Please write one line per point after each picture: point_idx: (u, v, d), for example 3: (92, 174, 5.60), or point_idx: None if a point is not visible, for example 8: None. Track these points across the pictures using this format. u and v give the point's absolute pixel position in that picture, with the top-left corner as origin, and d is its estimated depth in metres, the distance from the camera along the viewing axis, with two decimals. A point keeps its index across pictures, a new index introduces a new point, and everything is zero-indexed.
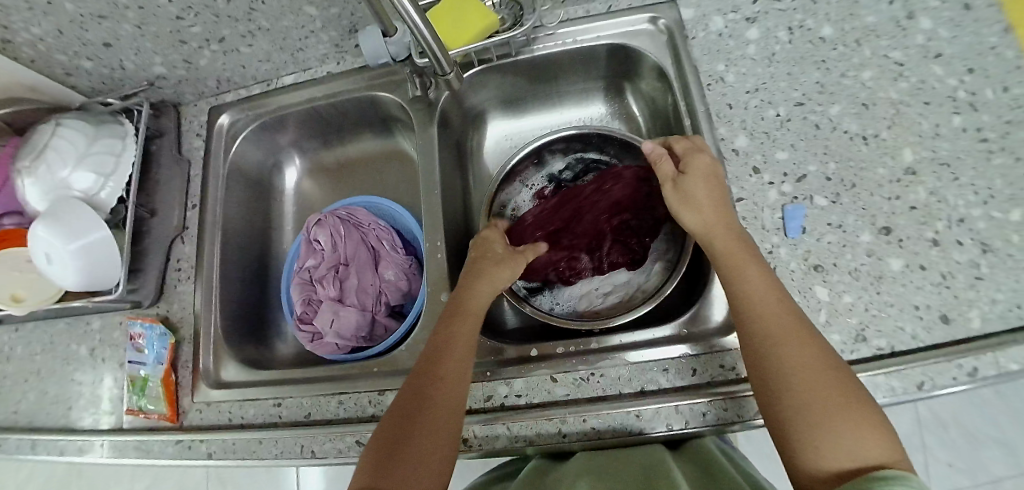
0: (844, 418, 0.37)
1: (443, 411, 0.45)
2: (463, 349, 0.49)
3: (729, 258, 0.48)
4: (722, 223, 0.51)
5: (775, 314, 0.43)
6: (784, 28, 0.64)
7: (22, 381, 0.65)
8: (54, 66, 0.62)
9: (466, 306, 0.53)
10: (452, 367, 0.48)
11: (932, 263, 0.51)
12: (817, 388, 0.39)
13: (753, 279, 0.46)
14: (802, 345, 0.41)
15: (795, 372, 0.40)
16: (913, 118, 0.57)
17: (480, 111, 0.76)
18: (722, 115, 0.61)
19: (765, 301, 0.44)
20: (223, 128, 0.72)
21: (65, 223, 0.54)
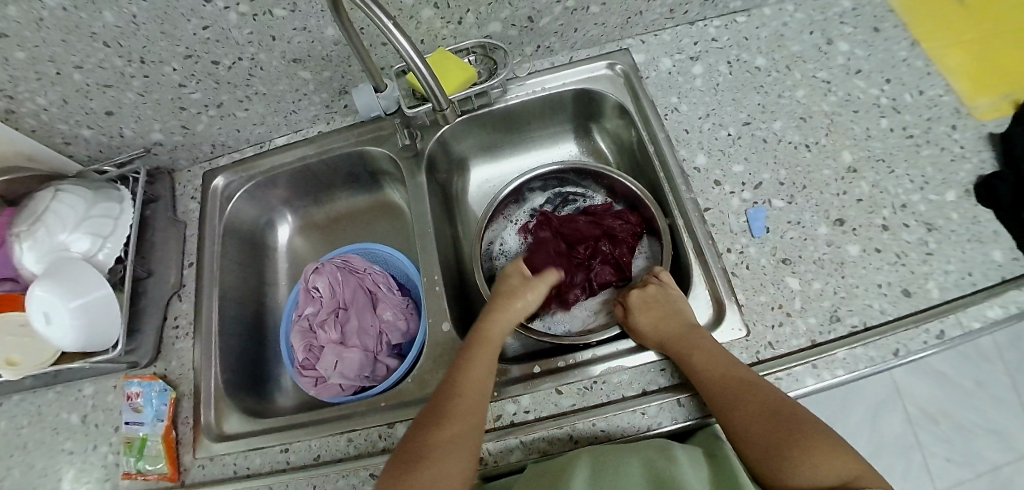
0: (804, 452, 0.40)
1: (467, 425, 0.48)
2: (484, 370, 0.53)
3: (678, 347, 0.51)
4: (667, 322, 0.54)
5: (722, 379, 0.47)
6: (724, 63, 0.72)
7: (5, 457, 0.62)
8: (55, 134, 0.64)
9: (488, 332, 0.57)
10: (474, 384, 0.51)
11: (886, 245, 0.56)
12: (776, 434, 0.42)
13: (698, 353, 0.50)
14: (755, 403, 0.44)
15: (753, 431, 0.43)
16: (846, 125, 0.65)
17: (462, 158, 0.82)
18: (681, 139, 0.67)
19: (710, 370, 0.48)
20: (218, 190, 0.75)
21: (66, 282, 0.55)
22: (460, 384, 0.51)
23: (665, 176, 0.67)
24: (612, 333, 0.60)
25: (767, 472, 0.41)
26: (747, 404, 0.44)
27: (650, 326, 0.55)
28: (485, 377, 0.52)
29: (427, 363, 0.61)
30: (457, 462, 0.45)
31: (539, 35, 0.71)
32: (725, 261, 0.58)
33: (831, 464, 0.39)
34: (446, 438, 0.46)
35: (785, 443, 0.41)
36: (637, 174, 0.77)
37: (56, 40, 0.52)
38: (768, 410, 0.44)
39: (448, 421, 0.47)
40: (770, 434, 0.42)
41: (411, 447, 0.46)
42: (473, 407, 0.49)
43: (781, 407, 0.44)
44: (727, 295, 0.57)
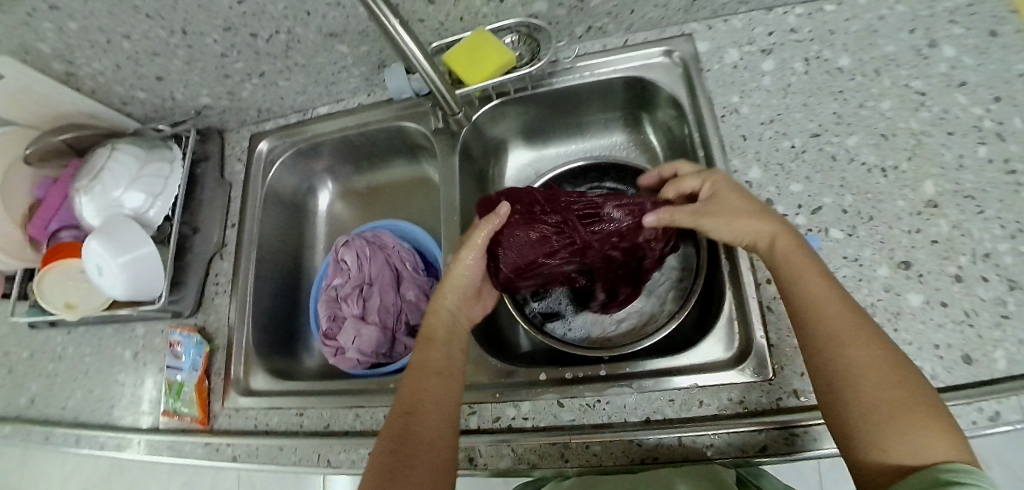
0: (908, 420, 0.37)
1: (430, 441, 0.46)
2: (442, 381, 0.51)
3: (788, 269, 0.47)
4: (763, 235, 0.49)
5: (844, 320, 0.43)
6: (801, 59, 0.64)
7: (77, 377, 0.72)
8: (112, 96, 0.71)
9: (435, 335, 0.55)
10: (433, 399, 0.49)
11: (955, 299, 0.50)
12: (887, 392, 0.39)
13: (820, 284, 0.45)
14: (872, 351, 0.41)
15: (856, 379, 0.40)
16: (936, 149, 0.56)
17: (501, 140, 0.78)
18: (735, 147, 0.61)
19: (832, 308, 0.44)
20: (262, 155, 0.78)
21: (117, 239, 0.61)
22: (419, 401, 0.49)
23: None
24: (640, 347, 0.56)
25: (859, 427, 0.39)
26: (858, 352, 0.41)
27: (721, 227, 0.52)
28: (444, 386, 0.51)
29: None
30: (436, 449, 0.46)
31: (589, 16, 0.65)
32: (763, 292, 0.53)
33: (936, 440, 0.36)
34: (421, 447, 0.46)
35: (896, 403, 0.38)
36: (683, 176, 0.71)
37: (102, 11, 0.54)
38: (886, 364, 0.40)
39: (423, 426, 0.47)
40: (883, 389, 0.39)
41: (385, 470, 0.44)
42: (435, 423, 0.48)
43: (899, 365, 0.40)
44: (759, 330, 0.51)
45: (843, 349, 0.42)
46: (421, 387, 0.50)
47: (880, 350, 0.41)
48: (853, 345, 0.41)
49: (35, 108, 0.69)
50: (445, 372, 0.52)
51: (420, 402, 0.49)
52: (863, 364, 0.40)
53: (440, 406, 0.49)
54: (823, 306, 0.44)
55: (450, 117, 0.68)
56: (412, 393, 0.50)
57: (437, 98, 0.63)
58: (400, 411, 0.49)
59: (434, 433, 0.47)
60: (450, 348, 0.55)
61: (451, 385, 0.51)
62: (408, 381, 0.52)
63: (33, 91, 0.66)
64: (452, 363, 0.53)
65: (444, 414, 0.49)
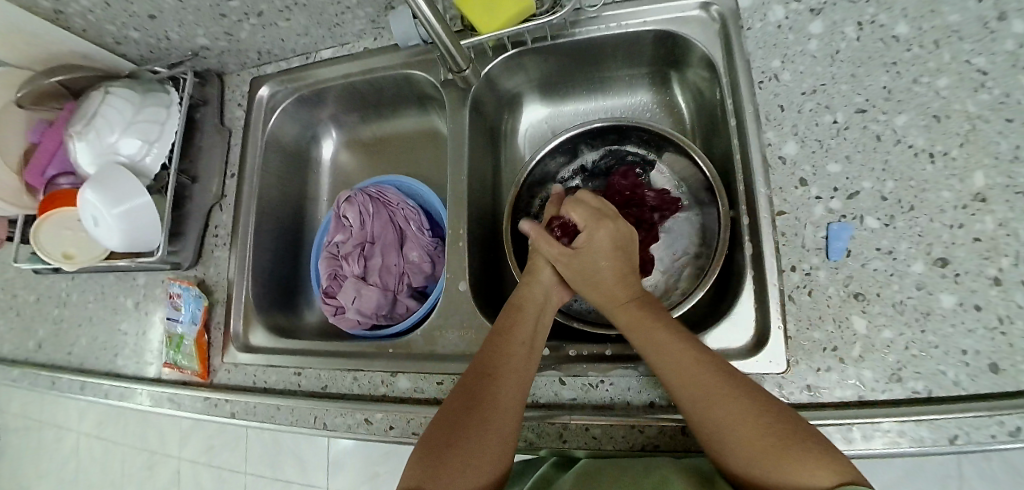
0: (784, 461, 0.35)
1: (503, 413, 0.43)
2: (525, 353, 0.47)
3: (631, 325, 0.48)
4: (613, 284, 0.51)
5: (697, 376, 0.41)
6: (853, 23, 0.55)
7: (88, 321, 0.76)
8: (105, 35, 0.66)
9: (527, 306, 0.51)
10: (513, 369, 0.45)
11: (991, 304, 0.45)
12: (758, 439, 0.37)
13: (658, 337, 0.45)
14: (729, 401, 0.39)
15: (726, 434, 0.38)
16: (989, 137, 0.49)
17: (516, 94, 0.73)
18: (772, 117, 0.55)
19: (674, 362, 0.43)
20: (263, 100, 0.73)
21: (109, 188, 0.58)
22: (500, 366, 0.46)
23: (742, 161, 0.56)
24: None
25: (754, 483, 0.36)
26: (721, 403, 0.40)
27: (591, 279, 0.52)
28: (524, 359, 0.47)
29: (438, 319, 0.59)
30: (497, 436, 0.42)
31: None
32: (785, 279, 0.51)
33: (819, 467, 0.34)
34: (483, 424, 0.42)
35: (771, 449, 0.36)
36: (711, 145, 0.66)
37: None
38: (745, 412, 0.38)
39: (491, 401, 0.43)
40: (753, 438, 0.37)
41: (441, 435, 0.42)
42: (511, 397, 0.44)
43: (763, 404, 0.39)
44: (777, 320, 0.50)
45: (701, 402, 0.40)
46: (504, 352, 0.46)
47: (734, 399, 0.39)
48: (706, 401, 0.40)
49: (26, 50, 0.65)
50: (530, 345, 0.48)
51: (499, 368, 0.45)
52: (725, 418, 0.39)
53: (516, 378, 0.45)
54: (671, 360, 0.43)
55: (456, 74, 0.61)
56: (493, 354, 0.47)
57: (444, 56, 0.57)
58: (476, 370, 0.46)
59: (508, 406, 0.43)
60: (538, 321, 0.50)
61: (531, 360, 0.47)
62: (492, 342, 0.48)
63: (22, 31, 0.61)
64: (537, 337, 0.49)
65: (519, 389, 0.45)
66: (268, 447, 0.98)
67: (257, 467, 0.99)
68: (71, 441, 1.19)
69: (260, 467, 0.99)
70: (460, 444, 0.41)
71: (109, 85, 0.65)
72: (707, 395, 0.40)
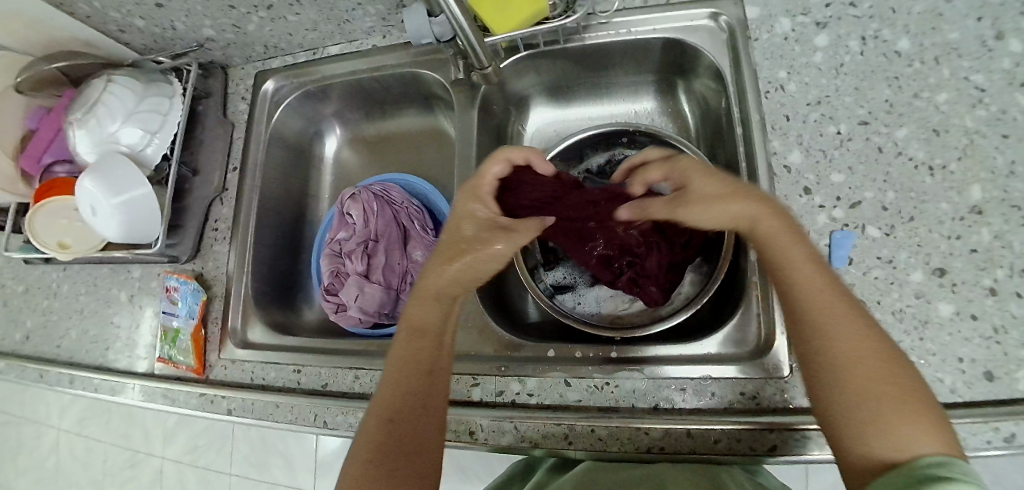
0: (895, 413, 0.34)
1: (425, 422, 0.44)
2: (430, 358, 0.47)
3: (776, 257, 0.43)
4: (751, 209, 0.43)
5: (833, 307, 0.39)
6: (857, 38, 0.56)
7: (80, 314, 0.74)
8: (109, 23, 0.66)
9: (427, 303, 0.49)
10: (420, 395, 0.45)
11: (986, 313, 0.46)
12: (881, 384, 0.36)
13: (796, 267, 0.41)
14: (859, 329, 0.38)
15: (839, 371, 0.37)
16: (986, 152, 0.50)
17: (523, 96, 0.73)
18: (777, 127, 0.55)
19: (817, 291, 0.40)
20: (268, 94, 0.72)
21: (107, 178, 0.58)
22: (406, 398, 0.45)
23: (747, 167, 0.57)
24: (653, 330, 0.53)
25: (846, 430, 0.36)
26: (841, 335, 0.38)
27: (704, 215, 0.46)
28: (434, 361, 0.47)
29: None
30: (416, 473, 0.42)
31: None
32: None
33: (926, 435, 0.33)
34: (399, 465, 0.42)
35: (893, 397, 0.35)
36: (715, 151, 0.66)
37: None
38: (865, 353, 0.37)
39: (405, 436, 0.43)
40: (874, 381, 0.36)
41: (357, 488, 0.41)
42: (433, 408, 0.45)
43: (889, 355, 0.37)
44: None
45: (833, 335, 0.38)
46: (411, 366, 0.46)
47: (866, 333, 0.38)
48: (829, 330, 0.38)
49: (28, 35, 0.64)
50: (434, 346, 0.48)
51: (413, 378, 0.46)
52: (847, 358, 0.37)
53: (432, 384, 0.46)
54: (806, 294, 0.40)
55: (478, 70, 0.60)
56: (402, 372, 0.46)
57: (468, 52, 0.56)
58: (381, 414, 0.44)
59: (422, 436, 0.44)
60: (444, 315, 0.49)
61: (440, 358, 0.48)
62: (397, 355, 0.47)
63: (26, 16, 0.61)
64: (441, 334, 0.49)
65: (438, 391, 0.46)
66: (254, 446, 0.97)
67: (243, 467, 0.97)
68: (50, 438, 1.15)
69: (246, 467, 0.97)
70: (389, 468, 0.42)
71: (109, 74, 0.65)
72: (842, 321, 0.39)
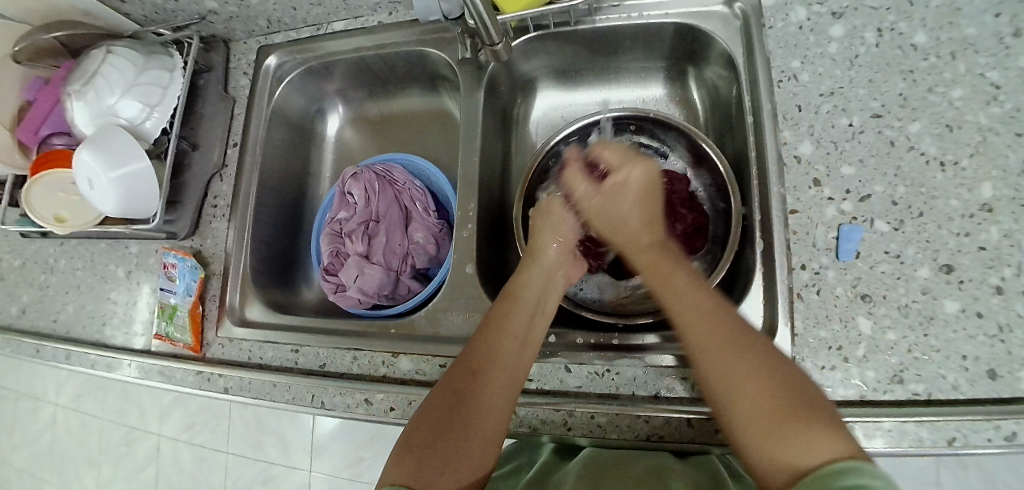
0: (782, 427, 0.34)
1: (491, 412, 0.43)
2: (517, 348, 0.46)
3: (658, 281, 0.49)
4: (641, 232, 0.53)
5: (713, 323, 0.42)
6: (873, 29, 0.55)
7: (76, 289, 0.74)
8: None
9: (523, 293, 0.51)
10: (502, 366, 0.45)
11: (992, 311, 0.46)
12: (759, 396, 0.37)
13: (676, 285, 0.47)
14: (727, 351, 0.40)
15: (727, 391, 0.38)
16: (999, 149, 0.49)
17: (529, 80, 0.72)
18: (789, 117, 0.54)
19: (681, 308, 0.44)
20: (270, 70, 0.71)
21: (104, 151, 0.57)
22: (489, 365, 0.45)
23: (755, 156, 0.56)
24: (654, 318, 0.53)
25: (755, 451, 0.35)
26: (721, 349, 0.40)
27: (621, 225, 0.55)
28: (517, 357, 0.46)
29: (442, 301, 0.57)
30: (481, 441, 0.41)
31: None
32: (795, 278, 0.50)
33: (824, 441, 0.32)
34: (467, 426, 0.41)
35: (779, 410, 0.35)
36: (723, 142, 0.65)
37: None
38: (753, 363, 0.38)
39: (483, 401, 0.43)
40: (762, 388, 0.37)
41: (425, 437, 0.40)
42: (500, 404, 0.43)
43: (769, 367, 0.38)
44: (784, 319, 0.49)
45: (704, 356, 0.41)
46: (494, 350, 0.46)
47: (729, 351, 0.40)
48: (705, 348, 0.41)
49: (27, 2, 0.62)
50: (521, 338, 0.47)
51: (490, 358, 0.45)
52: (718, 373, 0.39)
53: (507, 375, 0.45)
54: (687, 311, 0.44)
55: (488, 48, 0.59)
56: (480, 352, 0.46)
57: (478, 29, 0.55)
58: (461, 374, 0.45)
59: (494, 407, 0.43)
60: (532, 311, 0.50)
61: (524, 356, 0.47)
62: (481, 337, 0.47)
63: None
64: (532, 331, 0.49)
65: (509, 386, 0.45)
66: (250, 427, 0.97)
67: (238, 447, 0.97)
68: (47, 413, 1.15)
69: (241, 447, 0.97)
70: (441, 443, 0.40)
71: (108, 45, 0.63)
72: (707, 343, 0.41)
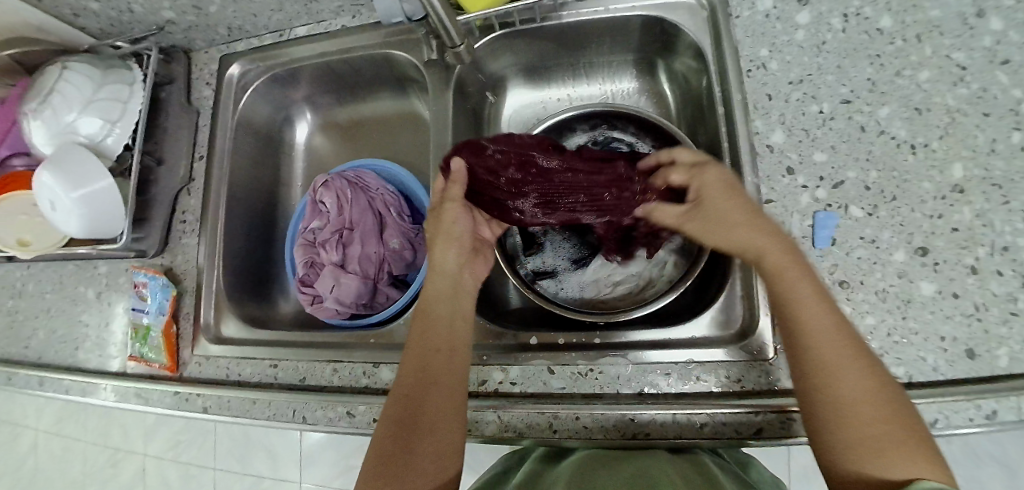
0: (893, 444, 0.34)
1: (441, 423, 0.42)
2: (447, 357, 0.46)
3: (780, 282, 0.42)
4: (757, 233, 0.44)
5: (839, 342, 0.39)
6: (839, 15, 0.55)
7: (45, 312, 0.71)
8: (63, 6, 0.62)
9: (437, 307, 0.50)
10: (439, 376, 0.44)
11: (967, 291, 0.46)
12: (874, 409, 0.36)
13: (810, 297, 0.40)
14: (859, 368, 0.37)
15: (849, 404, 0.37)
16: (968, 130, 0.49)
17: (501, 78, 0.71)
18: (759, 106, 0.54)
19: (819, 316, 0.40)
20: (233, 79, 0.69)
21: (67, 171, 0.55)
22: (427, 379, 0.44)
23: (728, 147, 0.56)
24: (635, 315, 0.53)
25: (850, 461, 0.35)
26: (844, 373, 0.37)
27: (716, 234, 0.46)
28: (454, 364, 0.46)
29: None
30: (438, 452, 0.41)
31: None
32: None
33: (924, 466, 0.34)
34: (426, 437, 0.41)
35: (890, 431, 0.35)
36: (697, 133, 0.65)
37: None
38: (881, 386, 0.37)
39: (430, 409, 0.43)
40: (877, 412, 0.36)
41: (381, 466, 0.40)
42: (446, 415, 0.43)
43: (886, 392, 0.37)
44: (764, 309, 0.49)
45: (832, 366, 0.38)
46: (427, 364, 0.45)
47: (865, 373, 0.37)
48: (840, 365, 0.38)
49: None
50: (448, 347, 0.47)
51: (424, 372, 0.45)
52: (853, 388, 0.37)
53: (448, 390, 0.44)
54: (821, 334, 0.39)
55: (451, 49, 0.58)
56: (417, 372, 0.45)
57: (439, 30, 0.54)
58: (403, 392, 0.44)
59: (443, 414, 0.43)
60: (452, 318, 0.49)
61: (456, 356, 0.46)
62: (411, 355, 0.46)
63: None
64: (457, 334, 0.48)
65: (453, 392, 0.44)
66: (238, 441, 0.95)
67: (226, 463, 0.95)
68: (27, 440, 1.12)
69: (229, 462, 0.95)
70: (402, 478, 0.39)
71: (63, 60, 0.61)
72: (843, 352, 0.38)
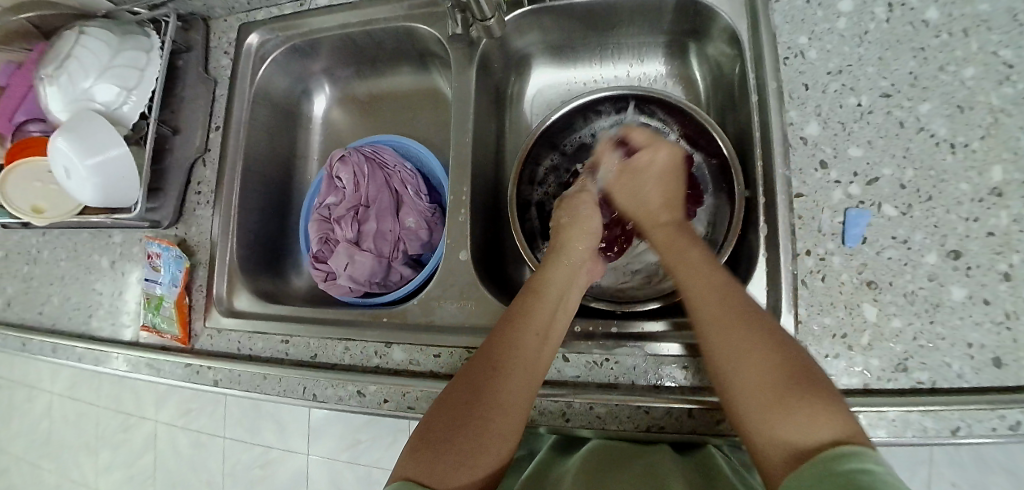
0: (792, 403, 0.35)
1: (506, 415, 0.41)
2: (538, 343, 0.45)
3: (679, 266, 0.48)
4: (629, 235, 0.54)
5: (728, 310, 0.41)
6: (883, 4, 0.53)
7: (60, 278, 0.72)
8: None
9: (544, 290, 0.49)
10: (524, 362, 0.43)
11: (999, 298, 0.45)
12: (763, 372, 0.37)
13: (698, 278, 0.45)
14: (754, 334, 0.39)
15: (745, 369, 0.38)
16: (1011, 131, 0.47)
17: (524, 56, 0.69)
18: (795, 96, 0.52)
19: (706, 291, 0.44)
20: (252, 48, 0.67)
21: (83, 138, 0.55)
22: (511, 360, 0.43)
23: (760, 137, 0.54)
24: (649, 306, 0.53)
25: (748, 412, 0.37)
26: (736, 339, 0.40)
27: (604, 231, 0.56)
28: (538, 366, 0.44)
29: (435, 289, 0.56)
30: (492, 442, 0.39)
31: None
32: (799, 265, 0.49)
33: (824, 424, 0.33)
34: (488, 422, 0.40)
35: (787, 387, 0.36)
36: (725, 122, 0.63)
37: None
38: (773, 350, 0.38)
39: (506, 394, 0.41)
40: (766, 372, 0.37)
41: (438, 432, 0.39)
42: (510, 418, 0.41)
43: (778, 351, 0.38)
44: (788, 306, 0.48)
45: (722, 335, 0.40)
46: (516, 344, 0.44)
47: (758, 340, 0.39)
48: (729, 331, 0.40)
49: None
50: (543, 333, 0.46)
51: (508, 363, 0.43)
52: (745, 351, 0.39)
53: (525, 385, 0.43)
54: (713, 305, 0.42)
55: (479, 23, 0.56)
56: (505, 350, 0.44)
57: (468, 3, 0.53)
58: (486, 363, 0.43)
59: (512, 407, 0.41)
60: (554, 311, 0.48)
61: (545, 351, 0.45)
62: (503, 331, 0.46)
63: None
64: (552, 333, 0.46)
65: (528, 387, 0.43)
66: (247, 412, 0.96)
67: (235, 432, 0.96)
68: (42, 402, 1.14)
69: (238, 432, 0.96)
70: (451, 450, 0.38)
71: (82, 24, 0.60)
72: (728, 321, 0.41)
